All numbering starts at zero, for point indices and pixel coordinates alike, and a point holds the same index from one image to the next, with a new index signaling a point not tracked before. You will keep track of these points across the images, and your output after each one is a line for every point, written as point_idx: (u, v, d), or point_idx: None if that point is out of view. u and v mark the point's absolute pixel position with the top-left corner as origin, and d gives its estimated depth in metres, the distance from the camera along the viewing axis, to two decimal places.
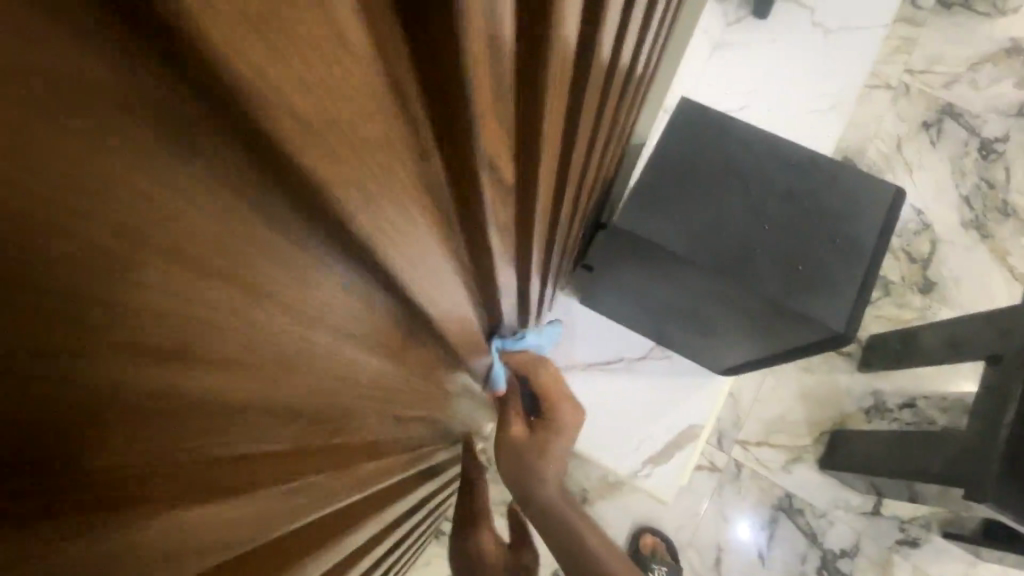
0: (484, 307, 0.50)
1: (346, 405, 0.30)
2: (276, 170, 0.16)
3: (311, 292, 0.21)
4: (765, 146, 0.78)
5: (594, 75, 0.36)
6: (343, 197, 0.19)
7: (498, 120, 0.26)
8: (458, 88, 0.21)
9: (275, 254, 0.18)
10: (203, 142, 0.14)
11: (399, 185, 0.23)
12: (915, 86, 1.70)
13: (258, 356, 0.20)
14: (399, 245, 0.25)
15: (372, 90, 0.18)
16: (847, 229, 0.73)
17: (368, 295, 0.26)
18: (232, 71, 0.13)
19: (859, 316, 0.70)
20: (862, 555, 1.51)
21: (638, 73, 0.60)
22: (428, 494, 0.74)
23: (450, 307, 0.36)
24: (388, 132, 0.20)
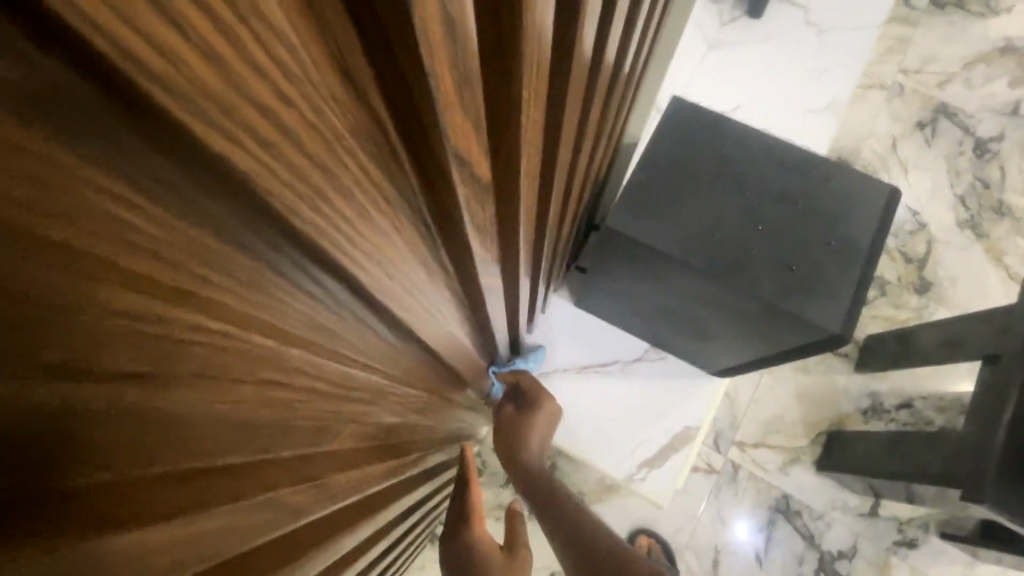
0: (469, 309, 0.49)
1: (323, 414, 0.29)
2: (218, 171, 0.15)
3: (270, 297, 0.20)
4: (759, 145, 0.77)
5: (575, 71, 0.35)
6: (291, 197, 0.18)
7: (467, 118, 0.25)
8: (416, 82, 0.20)
9: (230, 259, 0.17)
10: (131, 140, 0.12)
11: (356, 184, 0.22)
12: (909, 86, 1.70)
13: (224, 367, 0.19)
14: (359, 246, 0.24)
15: (316, 80, 0.17)
16: (842, 228, 0.72)
17: (332, 299, 0.25)
18: (149, 62, 0.12)
19: (856, 316, 0.69)
20: (860, 556, 1.51)
21: (626, 71, 0.59)
22: (420, 501, 0.73)
23: (422, 307, 0.35)
24: (337, 128, 0.19)
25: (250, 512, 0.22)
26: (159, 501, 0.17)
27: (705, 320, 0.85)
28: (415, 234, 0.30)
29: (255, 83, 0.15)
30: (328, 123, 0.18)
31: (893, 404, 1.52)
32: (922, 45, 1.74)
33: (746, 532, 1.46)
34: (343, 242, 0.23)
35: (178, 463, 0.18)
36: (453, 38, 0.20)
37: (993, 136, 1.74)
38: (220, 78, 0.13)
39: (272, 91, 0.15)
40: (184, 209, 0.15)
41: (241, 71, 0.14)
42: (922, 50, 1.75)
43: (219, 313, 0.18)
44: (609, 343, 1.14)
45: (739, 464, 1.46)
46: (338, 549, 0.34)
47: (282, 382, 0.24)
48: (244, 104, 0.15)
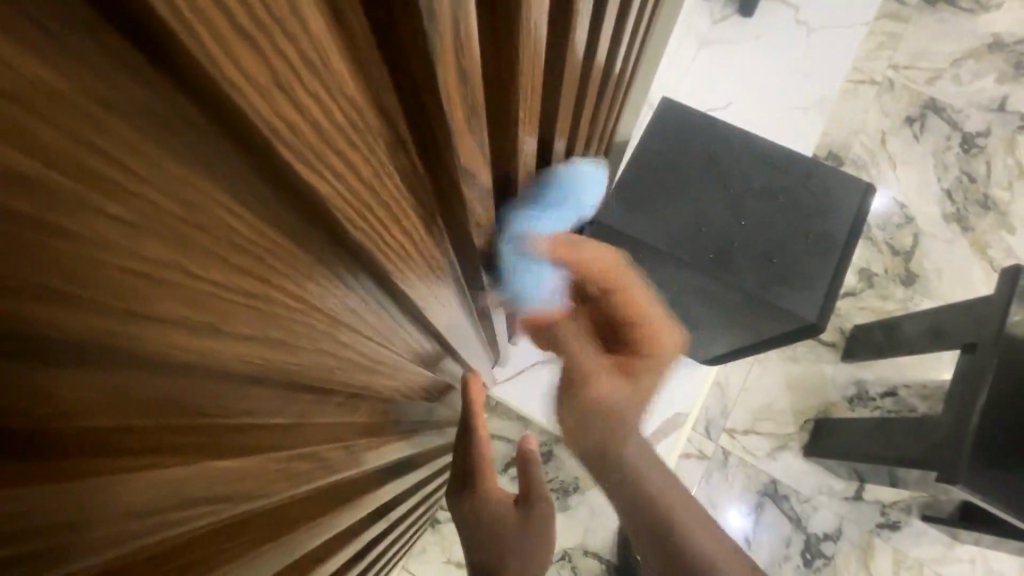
0: (471, 298, 0.53)
1: (347, 386, 0.33)
2: (279, 173, 0.18)
3: (315, 281, 0.24)
4: (745, 143, 0.81)
5: (566, 79, 0.40)
6: (332, 201, 0.22)
7: (475, 127, 0.29)
8: (432, 99, 0.24)
9: (282, 253, 0.21)
10: (226, 153, 0.16)
11: (384, 186, 0.25)
12: (898, 82, 1.73)
13: (275, 346, 0.23)
14: (381, 237, 0.27)
15: (359, 104, 0.21)
16: (821, 224, 0.76)
17: (359, 288, 0.29)
18: (247, 101, 0.15)
19: (830, 307, 0.74)
20: (844, 539, 1.57)
21: (616, 73, 0.64)
22: (421, 481, 0.77)
23: (429, 294, 0.39)
24: (372, 141, 0.23)
25: (275, 468, 0.26)
26: (208, 451, 0.20)
27: (692, 310, 0.89)
28: (431, 230, 0.34)
29: (318, 106, 0.18)
30: (365, 139, 0.22)
31: (878, 393, 1.58)
32: (912, 42, 1.78)
33: (737, 516, 1.51)
34: (367, 238, 0.26)
35: (227, 424, 0.21)
36: (463, 60, 0.24)
37: (979, 131, 1.79)
38: (293, 104, 0.17)
39: (330, 113, 0.19)
40: (253, 207, 0.18)
41: (308, 97, 0.18)
42: (911, 47, 1.79)
43: (273, 298, 0.21)
44: None
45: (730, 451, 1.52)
46: (343, 511, 0.38)
47: (317, 361, 0.27)
48: (308, 125, 0.18)
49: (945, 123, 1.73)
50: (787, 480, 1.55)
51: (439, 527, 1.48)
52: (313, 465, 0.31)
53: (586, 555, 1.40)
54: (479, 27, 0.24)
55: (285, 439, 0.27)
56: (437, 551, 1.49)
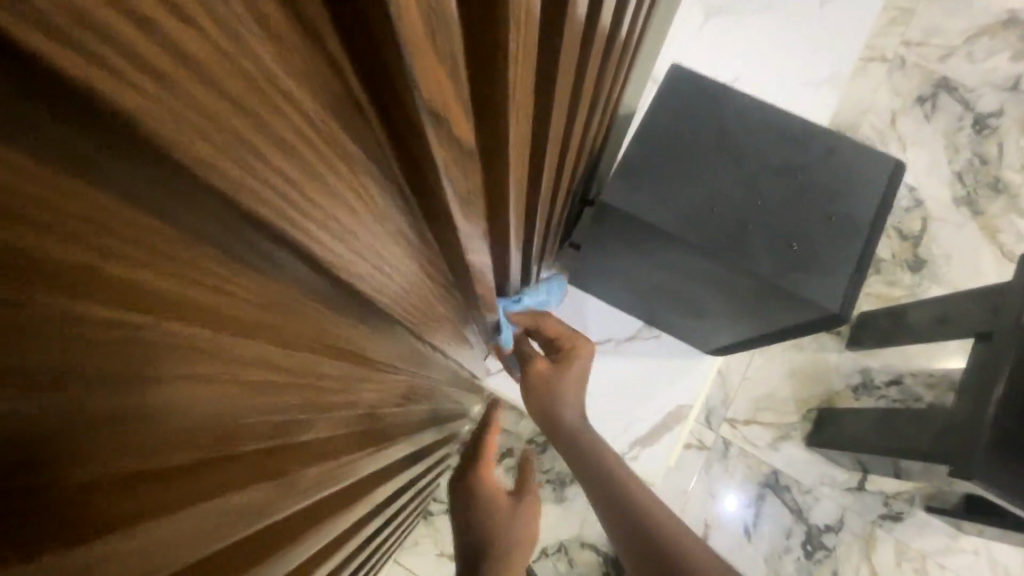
0: (455, 285, 0.47)
1: (298, 391, 0.27)
2: (160, 144, 0.13)
3: (215, 274, 0.18)
4: (761, 114, 0.73)
5: (567, 37, 0.33)
6: (236, 176, 0.16)
7: (442, 88, 0.23)
8: (381, 29, 0.17)
9: (191, 238, 0.17)
10: (22, 113, 0.10)
11: (312, 142, 0.19)
12: (909, 60, 1.64)
13: (217, 342, 0.19)
14: (314, 215, 0.21)
15: (267, 27, 0.15)
16: (842, 202, 0.70)
17: (290, 274, 0.23)
18: (47, 30, 0.09)
19: (855, 294, 0.67)
20: (846, 530, 1.52)
21: (622, 40, 0.57)
22: (416, 476, 0.73)
23: (399, 285, 0.34)
24: (290, 95, 0.17)
25: (230, 504, 0.21)
26: (117, 504, 0.15)
27: (700, 298, 0.83)
28: (393, 212, 0.28)
29: (193, 42, 0.12)
30: (278, 92, 0.16)
31: (884, 381, 1.53)
32: (927, 16, 1.68)
33: (734, 504, 1.48)
34: (305, 221, 0.21)
35: (171, 440, 0.18)
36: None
37: (992, 111, 1.71)
38: (148, 39, 0.11)
39: (213, 54, 0.13)
40: (133, 185, 0.13)
41: (176, 31, 0.12)
42: (924, 22, 1.69)
43: (201, 290, 0.18)
44: (604, 321, 1.13)
45: (730, 441, 1.48)
46: (337, 518, 0.35)
47: (274, 356, 0.24)
48: (180, 72, 0.12)
49: (957, 103, 1.64)
50: (787, 470, 1.51)
51: (432, 518, 1.44)
52: (277, 492, 0.25)
53: (582, 548, 1.35)
54: None
55: (224, 472, 0.21)
56: (429, 544, 1.44)
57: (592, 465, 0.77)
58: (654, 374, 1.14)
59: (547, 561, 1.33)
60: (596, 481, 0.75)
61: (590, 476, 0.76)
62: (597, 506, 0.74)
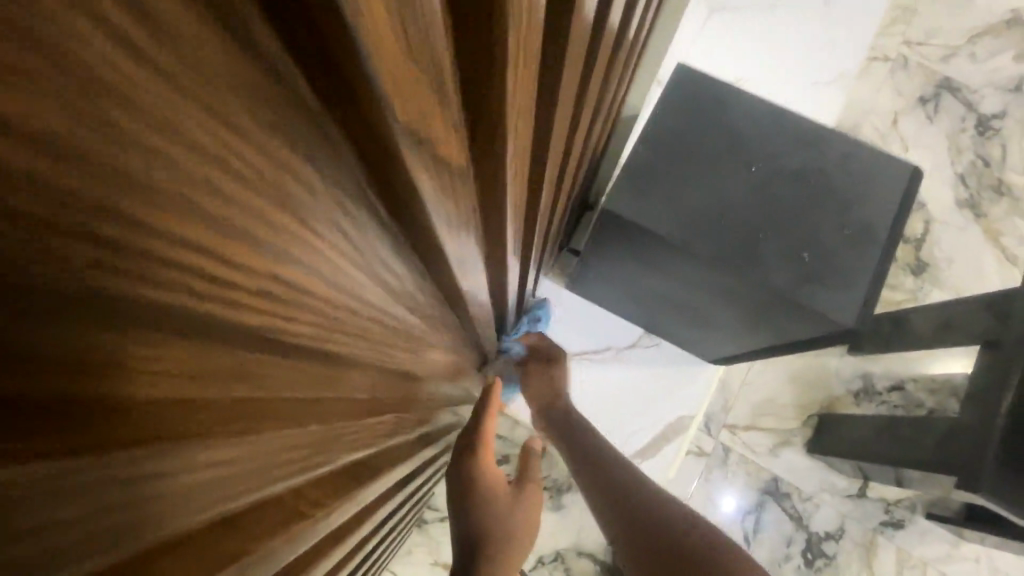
0: (451, 304, 0.44)
1: (303, 438, 0.24)
2: (78, 197, 0.10)
3: (197, 344, 0.15)
4: (773, 118, 0.70)
5: (572, 34, 0.29)
6: (186, 223, 0.13)
7: (423, 96, 0.19)
8: (349, 62, 0.15)
9: (168, 305, 0.13)
10: None
11: (290, 199, 0.17)
12: (911, 60, 1.56)
13: (217, 418, 0.17)
14: (293, 268, 0.18)
15: (224, 79, 0.12)
16: (860, 211, 0.66)
17: (287, 333, 0.20)
18: None
19: (871, 308, 0.64)
20: (847, 538, 1.48)
21: (630, 38, 0.54)
22: (408, 493, 0.69)
23: (391, 319, 0.31)
24: (250, 114, 0.13)
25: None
26: None
27: (708, 309, 0.79)
28: (388, 238, 0.25)
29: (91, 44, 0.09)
30: (232, 111, 0.13)
31: (884, 387, 1.50)
32: (929, 16, 1.64)
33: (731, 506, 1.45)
34: (282, 265, 0.18)
35: (165, 536, 0.15)
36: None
37: (994, 113, 1.67)
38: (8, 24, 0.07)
39: (123, 56, 0.09)
40: (67, 260, 0.10)
41: (54, 21, 0.08)
42: (927, 22, 1.65)
43: (191, 362, 0.15)
44: (603, 329, 1.10)
45: (730, 447, 1.44)
46: (332, 557, 0.32)
47: (284, 413, 0.21)
48: (83, 101, 0.09)
49: (960, 103, 1.61)
50: (787, 476, 1.47)
51: (426, 527, 1.40)
52: (271, 560, 0.22)
53: (580, 557, 1.32)
54: None
55: (218, 551, 0.17)
56: (423, 553, 1.40)
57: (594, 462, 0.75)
58: (654, 383, 1.11)
59: (544, 570, 1.29)
60: (602, 478, 0.72)
61: (599, 476, 0.73)
62: (594, 502, 0.70)
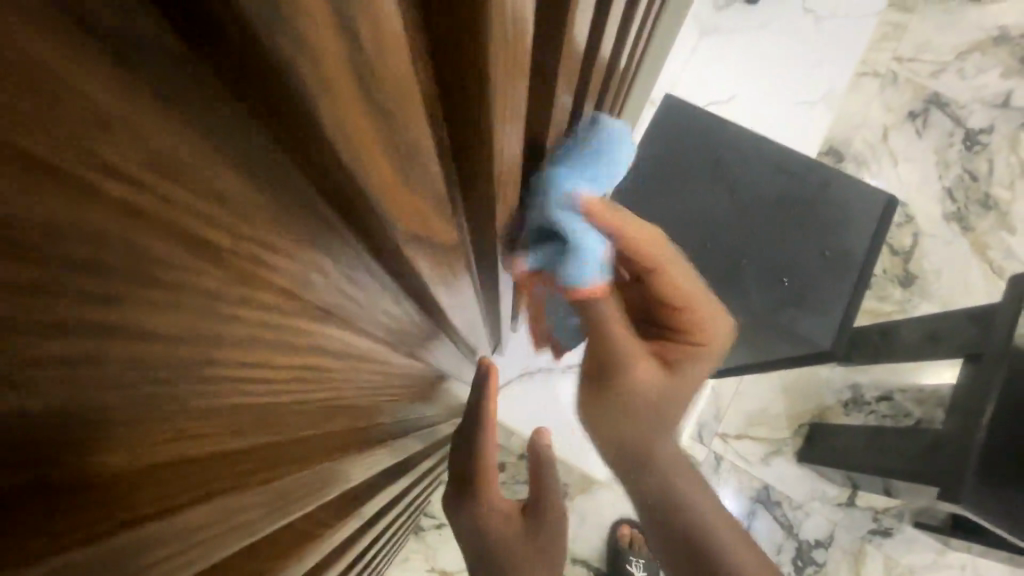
0: (447, 334, 0.46)
1: (326, 466, 0.26)
2: (124, 340, 0.11)
3: (254, 403, 0.18)
4: (756, 146, 0.73)
5: (561, 80, 0.30)
6: (255, 325, 0.16)
7: (416, 173, 0.20)
8: (359, 195, 0.17)
9: (192, 408, 0.14)
10: (94, 381, 0.10)
11: (330, 291, 0.19)
12: (902, 76, 1.57)
13: (250, 462, 0.18)
14: (326, 331, 0.21)
15: (282, 227, 0.15)
16: (837, 238, 0.70)
17: (319, 377, 0.23)
18: (94, 322, 0.10)
19: (844, 331, 0.67)
20: (836, 546, 1.50)
21: (622, 67, 0.55)
22: (404, 506, 0.71)
23: (393, 358, 0.34)
24: (262, 228, 0.14)
25: None
26: None
27: None
28: (394, 295, 0.26)
29: (118, 204, 0.09)
30: (248, 231, 0.13)
31: (873, 397, 1.52)
32: (919, 32, 1.66)
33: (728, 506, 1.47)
34: (320, 329, 0.20)
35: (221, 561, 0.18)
36: (383, 79, 0.15)
37: (983, 127, 1.69)
38: (46, 201, 0.08)
39: (221, 231, 0.12)
40: (95, 396, 0.11)
41: (100, 198, 0.09)
42: (917, 38, 1.67)
43: (223, 423, 0.16)
44: None
45: (722, 455, 1.46)
46: (335, 568, 0.35)
47: (303, 447, 0.23)
48: (195, 270, 0.12)
49: (949, 118, 1.62)
50: (778, 485, 1.50)
51: (423, 533, 1.42)
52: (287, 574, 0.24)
53: (574, 565, 1.33)
54: (419, 71, 0.17)
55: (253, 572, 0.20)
56: (420, 560, 1.42)
57: (655, 465, 0.56)
58: None
59: None
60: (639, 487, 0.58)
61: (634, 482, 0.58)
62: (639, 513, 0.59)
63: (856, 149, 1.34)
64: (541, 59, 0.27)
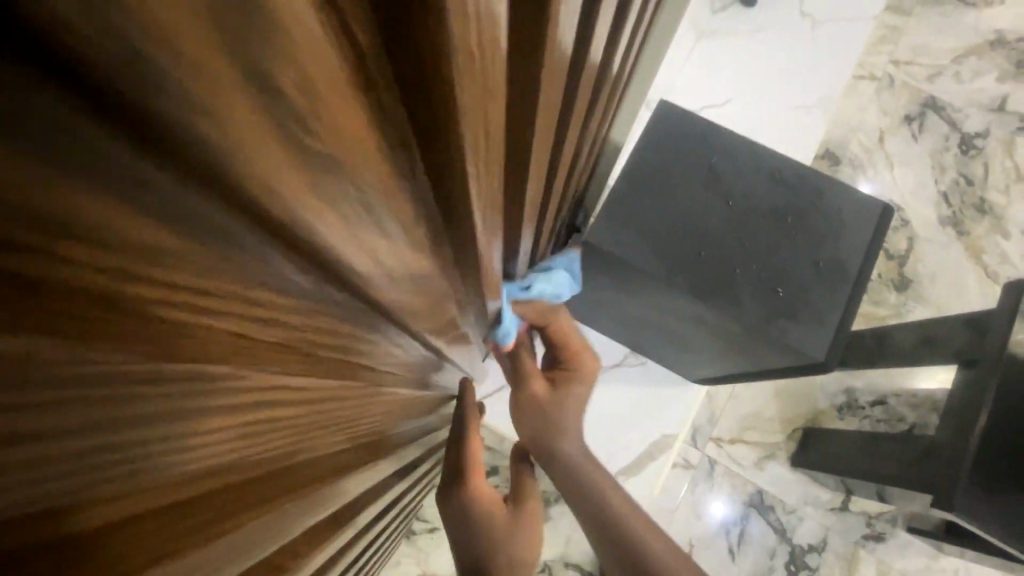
0: (432, 351, 0.45)
1: (308, 475, 0.27)
2: (51, 410, 0.10)
3: (232, 433, 0.18)
4: (751, 154, 0.73)
5: (544, 97, 0.29)
6: (218, 365, 0.15)
7: (377, 210, 0.19)
8: (308, 239, 0.16)
9: (167, 471, 0.15)
10: (19, 454, 0.10)
11: (302, 320, 0.19)
12: (898, 79, 1.54)
13: (242, 502, 0.20)
14: (304, 354, 0.21)
15: (225, 276, 0.14)
16: (830, 250, 0.69)
17: (303, 395, 0.23)
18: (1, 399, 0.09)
19: (837, 344, 0.67)
20: (829, 550, 1.49)
21: (613, 75, 0.53)
22: (391, 517, 0.70)
23: (376, 377, 0.33)
24: (213, 288, 0.14)
25: None
26: None
27: (684, 334, 0.82)
28: (370, 321, 0.25)
29: (12, 278, 0.08)
30: (195, 291, 0.13)
31: (868, 402, 1.51)
32: (916, 35, 1.64)
33: (721, 509, 1.46)
34: (295, 352, 0.20)
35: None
36: (323, 118, 0.13)
37: (979, 131, 1.67)
38: None
39: (156, 289, 0.12)
40: (67, 468, 0.11)
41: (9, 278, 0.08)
42: (914, 42, 1.65)
43: (208, 474, 0.17)
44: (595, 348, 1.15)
45: (716, 460, 1.45)
46: None
47: (291, 467, 0.25)
48: (128, 331, 0.11)
49: (945, 121, 1.60)
50: (772, 489, 1.48)
51: (414, 537, 1.40)
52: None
53: (567, 569, 1.32)
54: (369, 101, 0.15)
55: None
56: (411, 563, 1.40)
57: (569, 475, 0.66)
58: (643, 402, 1.17)
59: None
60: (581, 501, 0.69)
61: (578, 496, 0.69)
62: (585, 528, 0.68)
63: (853, 152, 1.33)
64: (521, 77, 0.25)
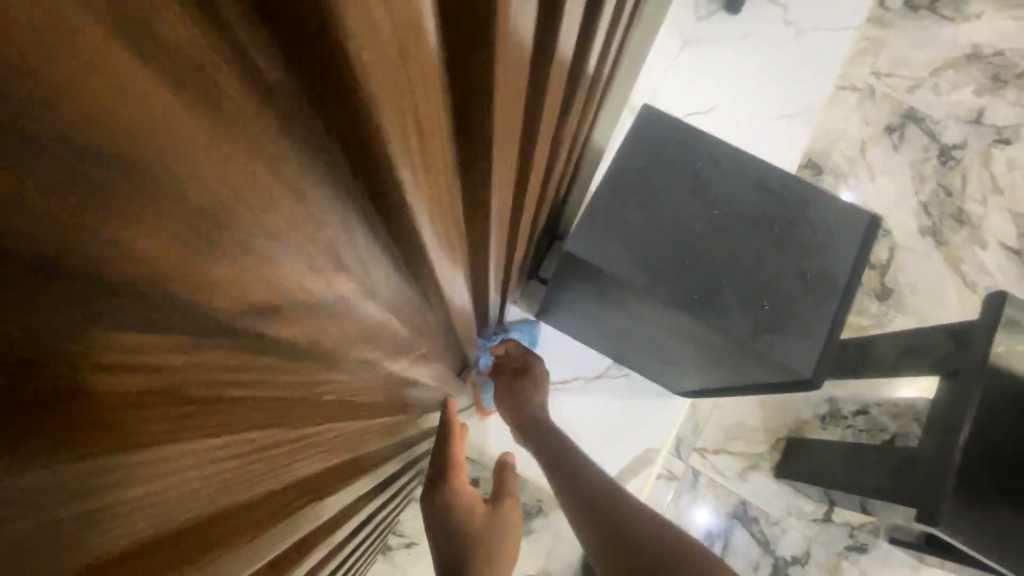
0: (390, 369, 0.41)
1: (265, 508, 0.25)
2: None
3: (171, 482, 0.16)
4: (734, 162, 0.71)
5: (502, 91, 0.25)
6: (124, 417, 0.13)
7: (260, 220, 0.15)
8: (154, 259, 0.12)
9: (104, 537, 0.14)
10: None
11: (220, 349, 0.17)
12: (879, 90, 1.54)
13: (193, 552, 0.18)
14: (242, 385, 0.19)
15: (60, 317, 0.11)
16: (818, 261, 0.67)
17: (255, 427, 0.21)
18: None
19: (826, 358, 0.64)
20: (813, 563, 1.46)
21: (589, 76, 0.50)
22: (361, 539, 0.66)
23: (328, 400, 0.30)
24: (70, 338, 0.11)
25: None
26: None
27: (666, 345, 0.79)
28: (301, 343, 0.23)
29: None
30: (36, 348, 0.10)
31: (851, 411, 1.49)
32: (897, 46, 1.63)
33: (704, 518, 1.44)
34: (230, 385, 0.18)
35: None
36: (157, 114, 0.10)
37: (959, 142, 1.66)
38: None
39: None
40: None
41: None
42: (896, 53, 1.64)
43: (156, 531, 0.16)
44: (576, 359, 1.12)
45: (699, 471, 1.42)
46: None
47: (247, 502, 0.23)
48: None
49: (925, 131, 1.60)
50: (756, 501, 1.45)
51: (392, 552, 1.35)
52: None
53: None
54: (234, 88, 0.12)
55: None
56: None
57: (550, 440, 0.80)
58: (623, 412, 1.13)
59: None
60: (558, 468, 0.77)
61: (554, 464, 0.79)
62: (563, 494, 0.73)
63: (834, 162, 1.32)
64: (468, 68, 0.22)
